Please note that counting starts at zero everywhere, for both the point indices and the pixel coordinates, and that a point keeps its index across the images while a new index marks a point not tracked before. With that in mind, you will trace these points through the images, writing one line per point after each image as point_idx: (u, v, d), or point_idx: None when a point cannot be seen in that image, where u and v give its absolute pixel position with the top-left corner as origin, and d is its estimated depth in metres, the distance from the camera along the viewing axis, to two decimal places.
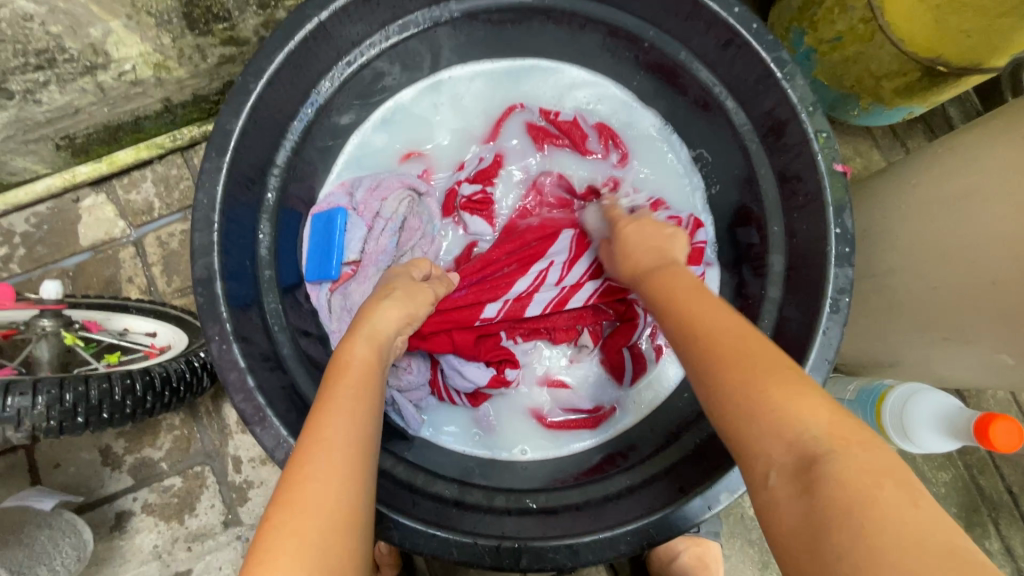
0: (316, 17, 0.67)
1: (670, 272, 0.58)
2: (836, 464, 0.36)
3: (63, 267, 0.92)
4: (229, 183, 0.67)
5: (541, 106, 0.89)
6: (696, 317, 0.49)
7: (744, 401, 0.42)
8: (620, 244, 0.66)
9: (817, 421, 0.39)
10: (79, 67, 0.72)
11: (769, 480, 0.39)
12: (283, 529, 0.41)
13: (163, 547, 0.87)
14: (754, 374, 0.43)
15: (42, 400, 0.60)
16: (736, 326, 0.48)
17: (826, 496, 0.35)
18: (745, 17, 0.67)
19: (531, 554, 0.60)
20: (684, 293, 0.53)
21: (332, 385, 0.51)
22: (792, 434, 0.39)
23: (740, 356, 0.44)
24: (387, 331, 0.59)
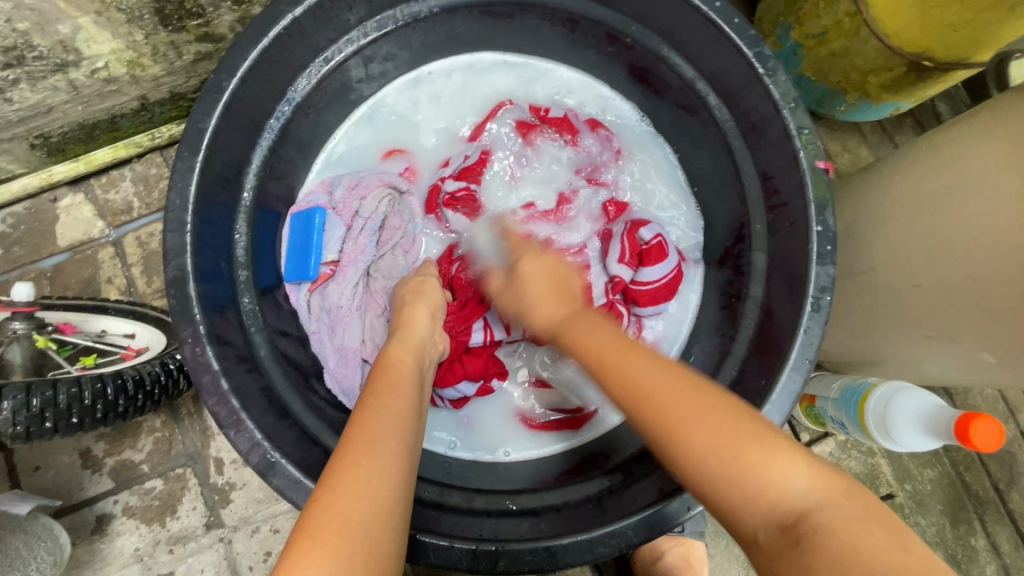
0: (290, 12, 0.66)
1: (580, 324, 0.57)
2: (824, 519, 0.39)
3: (41, 267, 0.90)
4: (202, 183, 0.65)
5: (528, 102, 0.88)
6: (633, 379, 0.48)
7: (712, 474, 0.43)
8: (527, 286, 0.64)
9: (796, 477, 0.41)
10: (50, 65, 0.71)
11: (759, 537, 0.41)
12: (327, 526, 0.43)
13: (144, 550, 0.86)
14: (724, 437, 0.43)
15: (8, 405, 0.59)
16: (677, 383, 0.47)
17: (816, 550, 0.38)
18: (726, 12, 0.66)
19: (509, 557, 0.59)
20: (602, 348, 0.52)
21: (377, 388, 0.56)
22: (773, 499, 0.41)
23: (694, 416, 0.45)
24: (417, 343, 0.65)
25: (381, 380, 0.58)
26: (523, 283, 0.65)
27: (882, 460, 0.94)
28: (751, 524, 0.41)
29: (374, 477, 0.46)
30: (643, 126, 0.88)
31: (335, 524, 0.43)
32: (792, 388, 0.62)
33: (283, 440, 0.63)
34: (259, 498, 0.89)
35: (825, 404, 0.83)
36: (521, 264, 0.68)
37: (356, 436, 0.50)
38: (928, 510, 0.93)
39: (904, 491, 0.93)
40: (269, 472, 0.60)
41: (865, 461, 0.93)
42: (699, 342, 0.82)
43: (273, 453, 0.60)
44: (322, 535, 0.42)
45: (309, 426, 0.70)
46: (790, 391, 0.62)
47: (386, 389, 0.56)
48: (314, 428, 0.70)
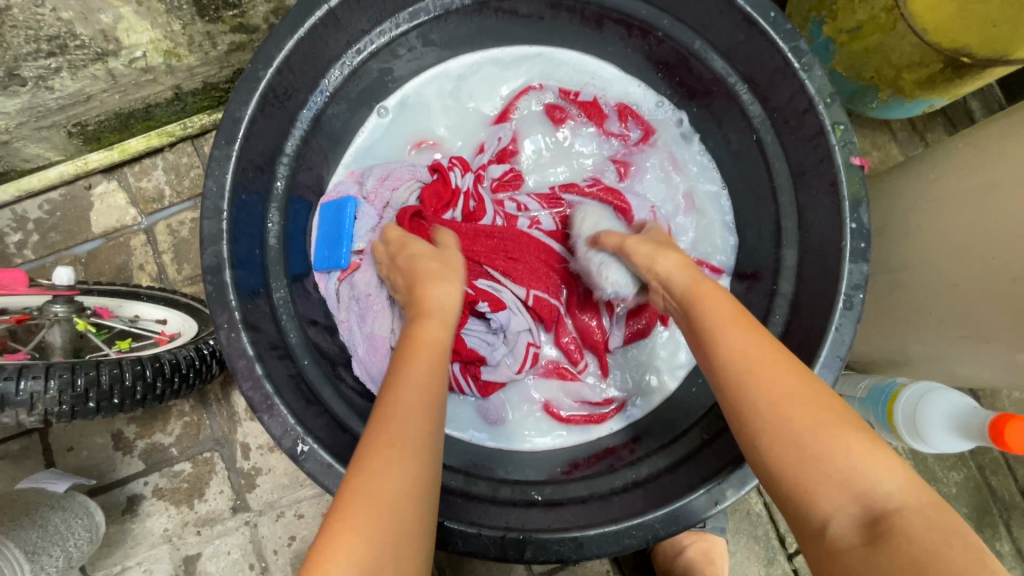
0: (326, 4, 0.66)
1: (710, 293, 0.56)
2: (905, 519, 0.38)
3: (75, 253, 0.93)
4: (238, 172, 0.66)
5: (558, 85, 0.87)
6: (742, 354, 0.50)
7: (796, 473, 0.43)
8: (639, 256, 0.64)
9: (888, 477, 0.41)
10: (91, 54, 0.72)
11: (830, 531, 0.41)
12: (353, 525, 0.42)
13: (173, 531, 0.88)
14: (820, 425, 0.44)
15: (55, 384, 0.61)
16: (801, 384, 0.47)
17: (894, 546, 0.37)
18: (763, 6, 0.65)
19: (535, 547, 0.60)
20: (724, 318, 0.53)
21: (402, 366, 0.54)
22: (860, 490, 0.41)
23: (809, 420, 0.44)
24: (444, 312, 0.62)
25: (406, 357, 0.55)
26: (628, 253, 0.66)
27: (906, 461, 0.93)
28: (825, 511, 0.41)
29: (390, 471, 0.45)
30: (666, 111, 0.87)
31: (359, 516, 0.42)
32: (822, 386, 0.62)
33: (314, 426, 0.65)
34: (284, 483, 0.90)
35: (851, 403, 0.82)
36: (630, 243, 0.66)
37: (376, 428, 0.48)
38: (952, 512, 0.92)
39: None
40: (301, 457, 0.61)
41: None
42: None
43: (305, 438, 0.62)
44: (345, 529, 0.42)
45: (339, 413, 0.71)
46: None
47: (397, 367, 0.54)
48: (343, 415, 0.71)
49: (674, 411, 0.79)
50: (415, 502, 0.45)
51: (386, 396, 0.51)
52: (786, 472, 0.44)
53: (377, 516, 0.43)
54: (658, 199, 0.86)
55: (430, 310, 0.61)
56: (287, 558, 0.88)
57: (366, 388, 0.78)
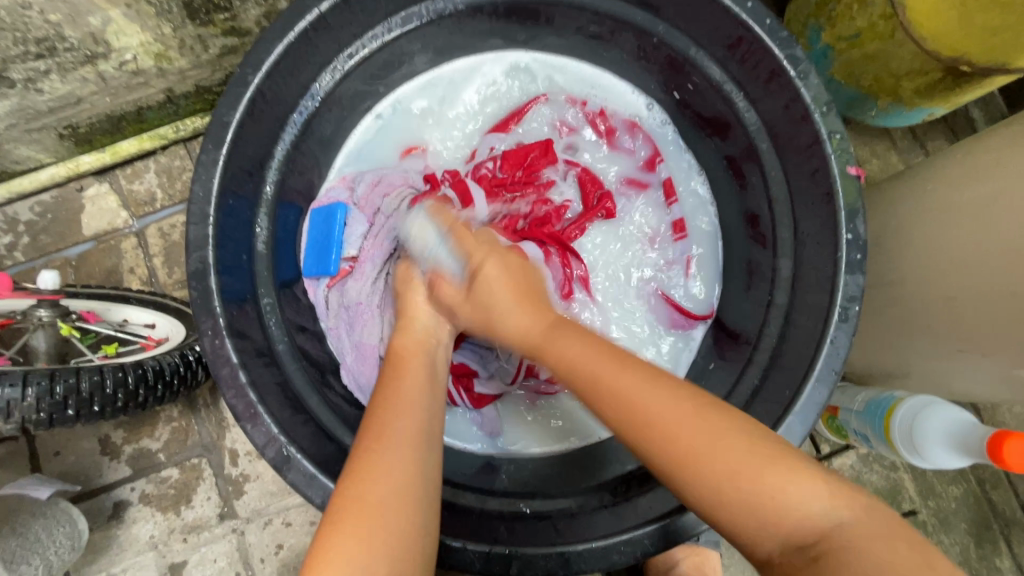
0: (316, 7, 0.66)
1: (558, 339, 0.53)
2: (852, 551, 0.39)
3: (66, 256, 0.92)
4: (225, 177, 0.66)
5: (564, 98, 0.87)
6: (630, 399, 0.47)
7: (737, 507, 0.43)
8: (489, 279, 0.59)
9: (818, 500, 0.42)
10: (80, 56, 0.72)
11: (775, 559, 0.42)
12: (348, 530, 0.45)
13: (160, 538, 0.87)
14: (737, 470, 0.43)
15: (33, 391, 0.60)
16: (678, 401, 0.46)
17: (833, 568, 0.39)
18: (758, 13, 0.64)
19: (521, 562, 0.58)
20: (580, 361, 0.50)
21: (390, 381, 0.57)
22: (791, 526, 0.42)
23: (703, 441, 0.44)
24: (426, 331, 0.63)
25: (391, 375, 0.58)
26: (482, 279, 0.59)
27: (904, 474, 0.91)
28: (766, 550, 0.42)
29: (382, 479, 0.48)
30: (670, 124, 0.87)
31: (359, 521, 0.46)
32: (816, 400, 0.61)
33: (299, 435, 0.64)
34: (272, 491, 0.89)
35: (848, 416, 0.81)
36: (480, 269, 0.60)
37: (371, 438, 0.51)
38: (951, 528, 0.91)
39: (927, 507, 0.91)
40: (284, 467, 0.60)
41: (886, 475, 0.91)
42: (721, 349, 0.81)
43: (288, 448, 0.61)
44: (338, 533, 0.45)
45: (326, 421, 0.70)
46: (814, 403, 0.61)
47: (388, 380, 0.57)
48: (330, 423, 0.70)
49: None
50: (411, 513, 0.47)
51: (379, 405, 0.54)
52: (716, 505, 0.43)
53: (374, 523, 0.46)
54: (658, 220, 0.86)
55: (414, 324, 0.64)
56: (274, 567, 0.87)
57: (354, 397, 0.77)
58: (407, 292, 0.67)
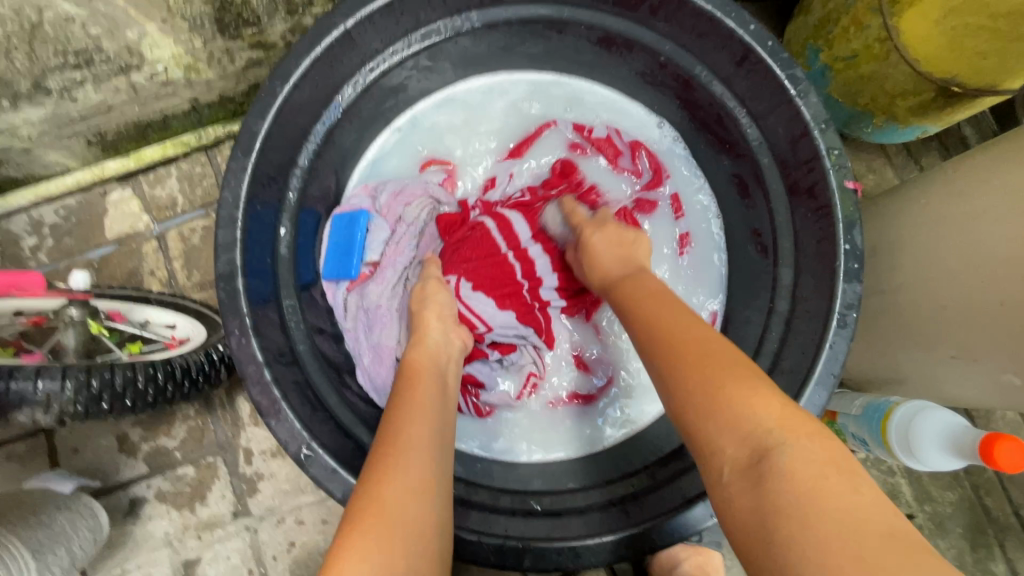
0: (343, 24, 0.69)
1: (631, 282, 0.62)
2: (785, 454, 0.40)
3: (89, 258, 0.95)
4: (252, 184, 0.69)
5: (573, 120, 0.91)
6: (664, 325, 0.53)
7: (700, 416, 0.45)
8: (596, 249, 0.69)
9: (769, 412, 0.43)
10: (114, 67, 0.75)
11: (725, 478, 0.43)
12: (369, 525, 0.45)
13: (174, 534, 0.89)
14: (725, 370, 0.46)
15: (71, 384, 0.63)
16: (711, 338, 0.51)
17: (775, 486, 0.39)
18: (760, 35, 0.68)
19: (534, 555, 0.61)
20: (659, 315, 0.55)
21: (405, 391, 0.59)
22: (746, 430, 0.43)
23: (699, 354, 0.49)
24: (435, 348, 0.66)
25: (405, 386, 0.60)
26: (589, 249, 0.70)
27: (901, 479, 0.94)
28: (718, 456, 0.44)
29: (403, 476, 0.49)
30: (679, 145, 0.90)
31: (377, 514, 0.46)
32: (816, 402, 0.64)
33: (320, 432, 0.66)
34: (286, 489, 0.91)
35: (846, 420, 0.84)
36: (586, 235, 0.71)
37: (387, 444, 0.52)
38: (947, 532, 0.93)
39: (923, 512, 0.93)
40: (306, 462, 0.63)
41: (884, 480, 0.94)
42: None
43: (310, 444, 0.63)
44: (360, 529, 0.45)
45: (344, 420, 0.73)
46: (814, 405, 0.63)
47: (402, 389, 0.60)
48: (348, 422, 0.72)
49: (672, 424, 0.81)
50: (428, 507, 0.49)
51: (396, 413, 0.56)
52: (694, 411, 0.46)
53: (392, 516, 0.46)
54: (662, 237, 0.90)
55: (423, 339, 0.67)
56: (286, 565, 0.89)
57: (370, 396, 0.79)
58: (420, 313, 0.71)
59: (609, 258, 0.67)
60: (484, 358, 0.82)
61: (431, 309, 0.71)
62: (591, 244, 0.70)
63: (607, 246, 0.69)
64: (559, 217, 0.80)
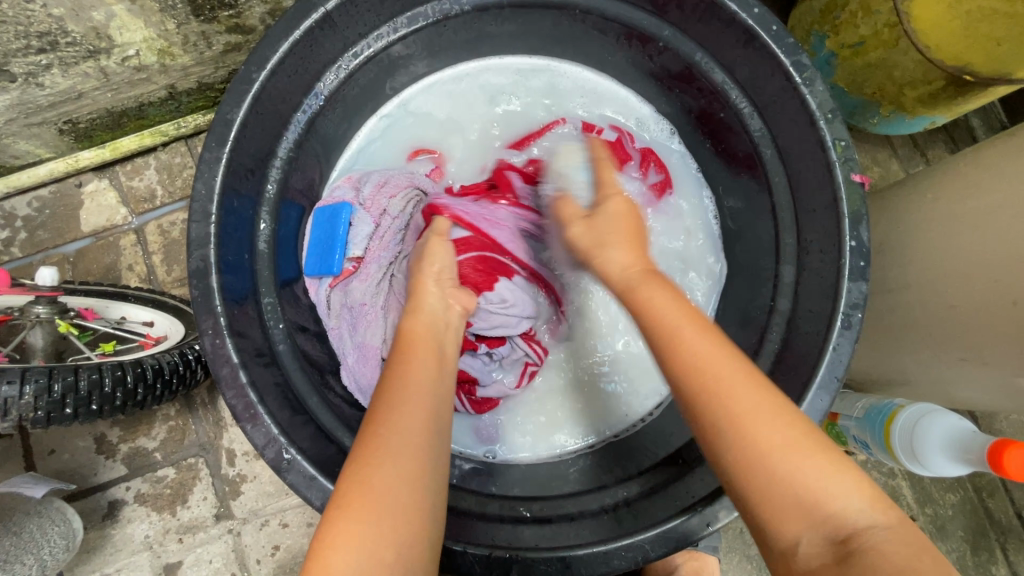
0: (322, 6, 0.65)
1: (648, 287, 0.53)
2: (878, 539, 0.40)
3: (64, 252, 0.91)
4: (228, 175, 0.65)
5: (581, 119, 0.86)
6: (705, 358, 0.47)
7: (764, 488, 0.43)
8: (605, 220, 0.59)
9: (855, 497, 0.42)
10: (82, 51, 0.71)
11: (798, 549, 0.42)
12: (354, 510, 0.44)
13: (155, 538, 0.86)
14: (792, 446, 0.43)
15: (31, 389, 0.60)
16: (741, 376, 0.46)
17: (862, 570, 0.39)
18: (764, 19, 0.64)
19: (522, 566, 0.58)
20: (675, 316, 0.50)
21: (399, 364, 0.54)
22: (825, 514, 0.42)
23: (750, 408, 0.45)
24: (435, 316, 0.60)
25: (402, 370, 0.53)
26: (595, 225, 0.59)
27: (902, 482, 0.91)
28: (794, 533, 0.42)
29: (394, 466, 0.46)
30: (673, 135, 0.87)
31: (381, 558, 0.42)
32: (818, 406, 0.61)
33: (299, 437, 0.63)
34: (269, 491, 0.88)
35: (848, 422, 0.81)
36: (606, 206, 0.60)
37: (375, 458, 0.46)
38: (948, 535, 0.91)
39: (925, 515, 0.91)
40: (284, 468, 0.60)
41: (885, 482, 0.91)
42: None
43: (289, 448, 0.60)
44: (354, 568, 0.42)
45: (325, 422, 0.70)
46: (816, 410, 0.61)
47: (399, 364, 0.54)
48: (331, 425, 0.69)
49: (668, 427, 0.78)
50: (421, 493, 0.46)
51: (389, 394, 0.51)
52: (748, 482, 0.44)
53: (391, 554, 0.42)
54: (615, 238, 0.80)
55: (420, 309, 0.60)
56: (270, 568, 0.87)
57: (354, 398, 0.76)
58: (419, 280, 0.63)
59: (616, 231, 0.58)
60: (474, 352, 0.77)
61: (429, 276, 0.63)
62: (601, 224, 0.59)
63: (615, 235, 0.57)
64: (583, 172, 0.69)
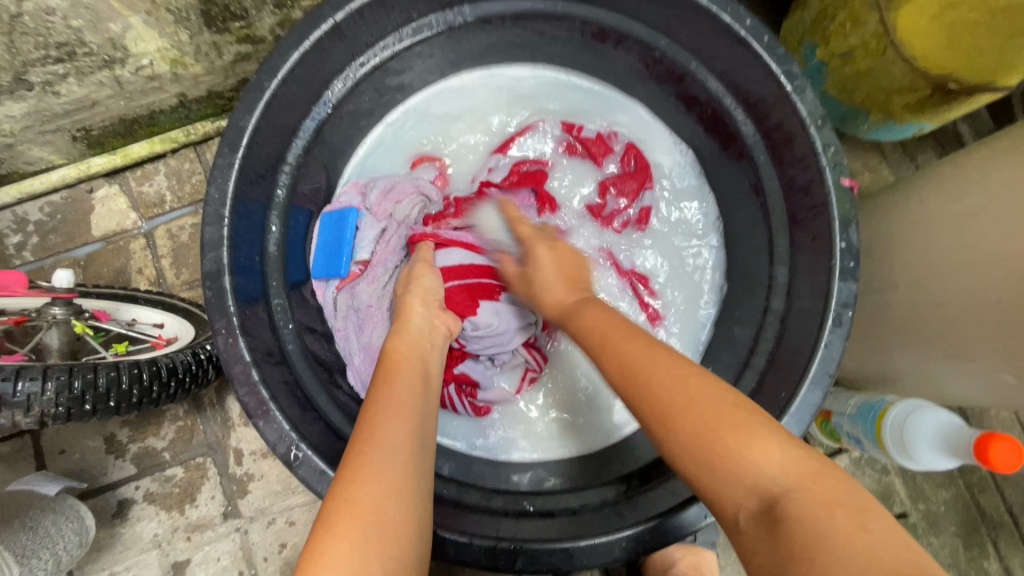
0: (332, 17, 0.68)
1: (590, 308, 0.59)
2: (796, 499, 0.40)
3: (75, 256, 0.93)
4: (240, 180, 0.67)
5: (561, 119, 0.90)
6: (631, 359, 0.51)
7: (697, 460, 0.44)
8: (542, 262, 0.66)
9: (773, 460, 0.42)
10: (98, 61, 0.74)
11: (740, 523, 0.42)
12: (337, 532, 0.44)
13: (163, 536, 0.88)
14: (718, 416, 0.45)
15: (51, 386, 0.61)
16: (673, 367, 0.49)
17: (788, 531, 0.38)
18: (756, 30, 0.67)
19: (526, 557, 0.60)
20: (608, 331, 0.55)
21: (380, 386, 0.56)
22: (755, 479, 0.42)
23: (676, 392, 0.47)
24: (418, 334, 0.64)
25: (382, 377, 0.57)
26: (535, 262, 0.67)
27: (895, 478, 0.94)
28: (733, 506, 0.42)
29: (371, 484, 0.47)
30: (671, 139, 0.89)
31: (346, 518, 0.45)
32: (811, 402, 0.63)
33: (309, 433, 0.65)
34: (276, 490, 0.90)
35: (841, 419, 0.83)
36: (533, 252, 0.68)
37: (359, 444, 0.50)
38: (941, 530, 0.93)
39: (917, 510, 0.93)
40: (295, 464, 0.61)
41: (878, 478, 0.93)
42: (718, 353, 0.83)
43: (299, 445, 0.62)
44: (337, 532, 0.44)
45: (333, 420, 0.71)
46: (809, 405, 0.63)
47: (377, 381, 0.57)
48: (339, 422, 0.71)
49: None
50: (405, 511, 0.47)
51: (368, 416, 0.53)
52: (695, 468, 0.45)
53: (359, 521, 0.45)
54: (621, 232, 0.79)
55: (405, 326, 0.65)
56: (277, 566, 0.88)
57: (361, 397, 0.78)
58: (406, 298, 0.69)
59: (552, 271, 0.65)
60: (476, 355, 0.80)
61: (415, 293, 0.69)
62: (534, 277, 0.66)
63: (552, 278, 0.64)
64: (503, 230, 0.76)
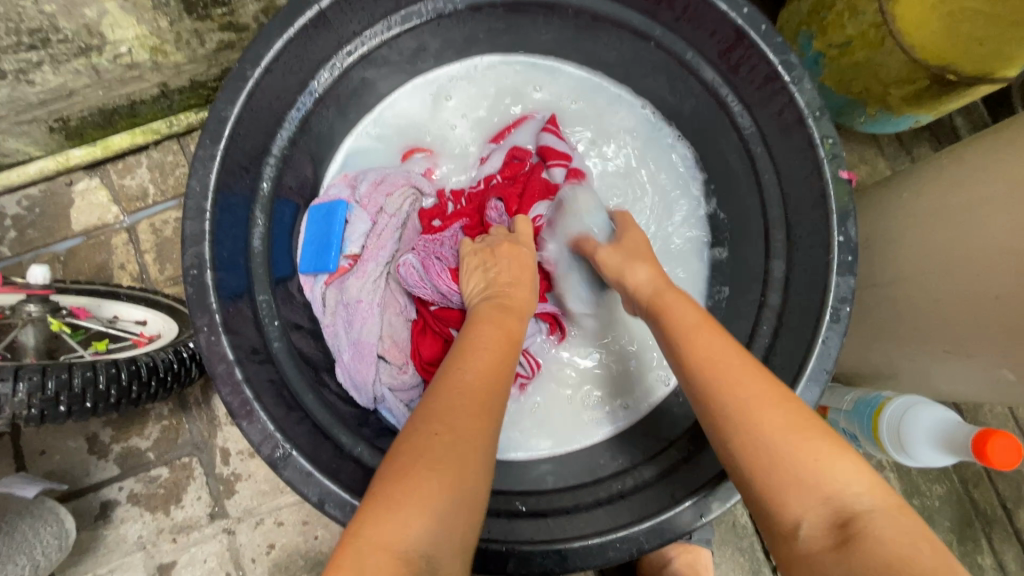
0: (316, 4, 0.65)
1: (670, 298, 0.61)
2: (875, 522, 0.40)
3: (54, 251, 0.91)
4: (222, 172, 0.65)
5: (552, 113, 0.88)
6: (718, 356, 0.52)
7: (758, 462, 0.46)
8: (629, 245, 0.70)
9: (858, 482, 0.43)
10: (73, 48, 0.71)
11: (803, 531, 0.42)
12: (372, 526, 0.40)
13: (148, 538, 0.86)
14: (798, 429, 0.46)
15: (24, 387, 0.59)
16: (753, 371, 0.50)
17: (860, 553, 0.39)
18: (754, 18, 0.65)
19: (517, 559, 0.59)
20: (697, 321, 0.56)
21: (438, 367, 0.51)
22: (828, 494, 0.43)
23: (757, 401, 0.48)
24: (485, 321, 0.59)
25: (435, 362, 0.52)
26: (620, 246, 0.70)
27: (890, 474, 0.93)
28: (796, 514, 0.43)
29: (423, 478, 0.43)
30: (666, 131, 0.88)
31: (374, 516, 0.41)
32: (807, 399, 0.62)
33: (294, 433, 0.63)
34: (264, 490, 0.88)
35: (837, 415, 0.82)
36: (624, 238, 0.71)
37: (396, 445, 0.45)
38: (936, 525, 0.93)
39: (912, 505, 0.93)
40: (279, 464, 0.60)
41: None
42: None
43: (284, 445, 0.60)
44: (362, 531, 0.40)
45: (320, 419, 0.70)
46: (806, 402, 0.62)
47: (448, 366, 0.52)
48: (326, 422, 0.70)
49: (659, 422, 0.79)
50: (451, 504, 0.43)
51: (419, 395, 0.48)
52: (751, 471, 0.46)
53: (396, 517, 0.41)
54: (596, 214, 0.78)
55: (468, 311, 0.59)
56: (265, 567, 0.86)
57: (349, 395, 0.77)
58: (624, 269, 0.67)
59: (642, 258, 0.68)
60: None
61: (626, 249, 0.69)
62: (630, 252, 0.69)
63: (641, 258, 0.68)
64: (598, 217, 0.77)
